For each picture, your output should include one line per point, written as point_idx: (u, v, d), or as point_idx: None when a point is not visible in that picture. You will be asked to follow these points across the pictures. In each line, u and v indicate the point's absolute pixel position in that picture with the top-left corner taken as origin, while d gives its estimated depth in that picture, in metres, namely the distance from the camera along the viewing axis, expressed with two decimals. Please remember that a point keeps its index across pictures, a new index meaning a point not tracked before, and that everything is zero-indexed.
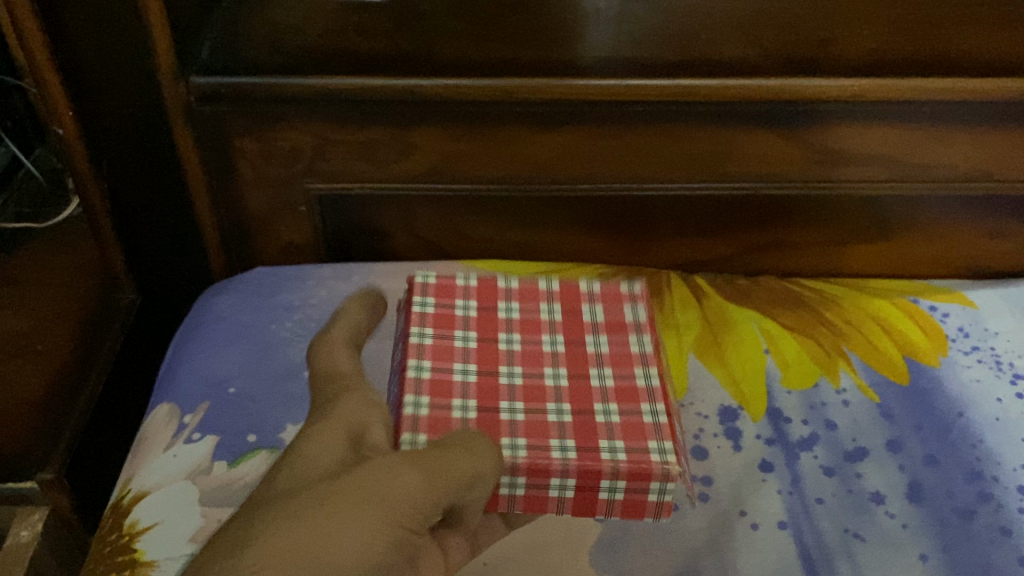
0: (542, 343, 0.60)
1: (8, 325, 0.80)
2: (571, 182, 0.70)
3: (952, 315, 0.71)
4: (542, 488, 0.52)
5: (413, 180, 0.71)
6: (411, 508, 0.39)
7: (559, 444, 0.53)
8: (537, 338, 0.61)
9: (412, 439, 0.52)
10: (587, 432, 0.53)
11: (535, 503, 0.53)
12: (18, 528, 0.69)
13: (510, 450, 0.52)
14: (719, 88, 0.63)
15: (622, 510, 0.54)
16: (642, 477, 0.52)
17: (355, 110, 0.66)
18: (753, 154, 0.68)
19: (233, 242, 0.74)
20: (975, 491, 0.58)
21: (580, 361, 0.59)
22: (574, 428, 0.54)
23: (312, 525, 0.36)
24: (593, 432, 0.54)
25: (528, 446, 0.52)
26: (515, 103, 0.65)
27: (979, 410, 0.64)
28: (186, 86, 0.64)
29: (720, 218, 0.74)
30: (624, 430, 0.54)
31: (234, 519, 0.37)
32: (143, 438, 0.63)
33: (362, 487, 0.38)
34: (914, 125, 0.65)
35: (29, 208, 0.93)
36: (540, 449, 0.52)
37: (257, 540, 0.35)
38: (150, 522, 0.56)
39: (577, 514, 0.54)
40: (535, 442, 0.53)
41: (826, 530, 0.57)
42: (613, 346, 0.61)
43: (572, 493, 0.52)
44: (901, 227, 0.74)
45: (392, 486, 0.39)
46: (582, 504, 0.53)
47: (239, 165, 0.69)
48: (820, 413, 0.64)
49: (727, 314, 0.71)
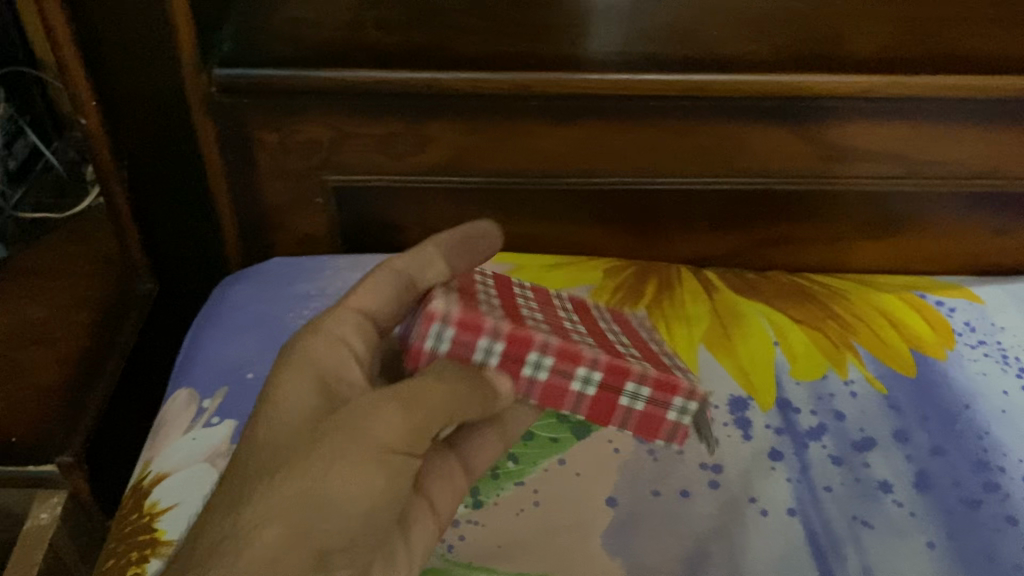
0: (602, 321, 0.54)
1: (26, 312, 0.81)
2: (584, 175, 0.74)
3: (960, 310, 0.74)
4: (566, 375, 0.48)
5: (429, 171, 0.74)
6: (395, 438, 0.42)
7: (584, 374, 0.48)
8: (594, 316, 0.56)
9: (437, 336, 0.46)
10: (602, 407, 0.50)
11: (552, 395, 0.49)
12: (38, 511, 0.73)
13: (533, 366, 0.47)
14: (728, 83, 0.67)
15: (639, 421, 0.51)
16: (667, 388, 0.49)
17: (381, 106, 0.70)
18: (764, 150, 0.72)
19: (250, 232, 0.79)
20: (980, 481, 0.61)
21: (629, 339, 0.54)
22: (592, 403, 0.49)
23: (302, 479, 0.39)
24: (609, 407, 0.50)
25: (553, 367, 0.47)
26: (531, 96, 0.69)
27: (984, 402, 0.66)
28: (209, 79, 0.68)
29: (730, 215, 0.78)
30: (641, 419, 0.51)
31: (229, 484, 0.41)
32: (166, 421, 0.65)
33: (342, 428, 0.41)
34: (928, 121, 0.70)
35: (50, 200, 0.95)
36: (566, 370, 0.48)
37: (255, 500, 0.39)
38: (169, 503, 0.59)
39: (593, 418, 0.50)
40: (562, 368, 0.47)
41: (835, 517, 0.58)
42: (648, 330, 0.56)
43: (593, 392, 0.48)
44: (908, 223, 0.77)
45: (360, 437, 0.41)
46: (599, 408, 0.50)
47: (259, 156, 0.73)
48: (828, 404, 0.66)
49: (737, 308, 0.74)
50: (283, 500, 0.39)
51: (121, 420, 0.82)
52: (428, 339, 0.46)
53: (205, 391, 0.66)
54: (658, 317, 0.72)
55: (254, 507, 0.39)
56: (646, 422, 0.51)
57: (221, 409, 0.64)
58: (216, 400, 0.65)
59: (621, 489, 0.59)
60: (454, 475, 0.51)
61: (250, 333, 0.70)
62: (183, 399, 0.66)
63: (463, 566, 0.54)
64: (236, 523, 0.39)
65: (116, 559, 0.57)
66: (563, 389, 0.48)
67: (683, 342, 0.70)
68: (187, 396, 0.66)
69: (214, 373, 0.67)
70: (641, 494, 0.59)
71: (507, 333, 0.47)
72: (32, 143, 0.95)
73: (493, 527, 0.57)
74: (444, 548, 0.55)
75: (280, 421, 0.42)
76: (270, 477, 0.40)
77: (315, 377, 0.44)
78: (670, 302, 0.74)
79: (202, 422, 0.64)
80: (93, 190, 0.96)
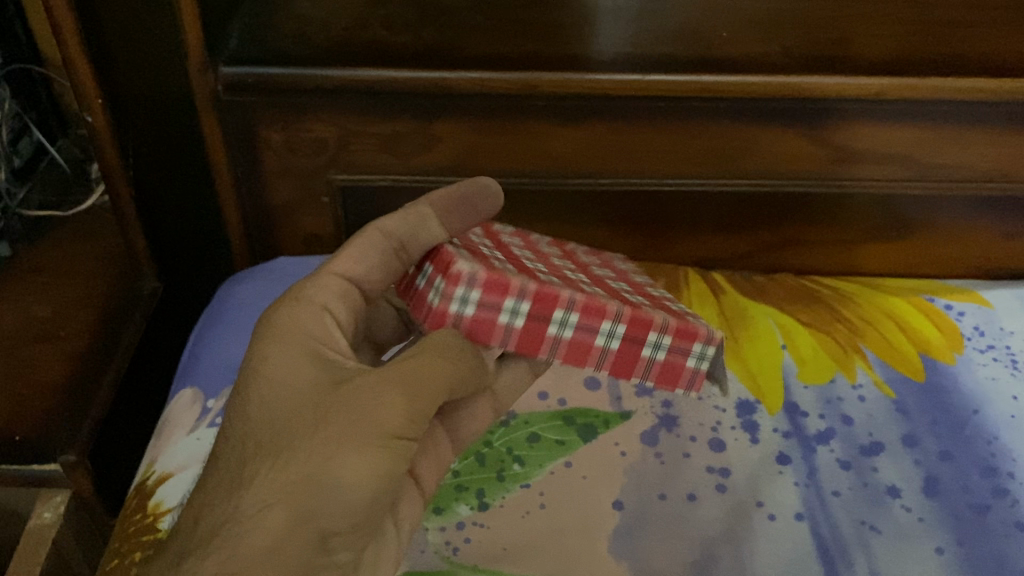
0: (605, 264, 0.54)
1: (31, 309, 0.81)
2: (591, 176, 0.74)
3: (968, 314, 0.74)
4: (592, 330, 0.46)
5: (436, 171, 0.74)
6: (390, 423, 0.42)
7: (608, 329, 0.47)
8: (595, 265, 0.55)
9: (461, 300, 0.45)
10: (619, 360, 0.48)
11: (576, 353, 0.47)
12: (41, 510, 0.73)
13: (559, 325, 0.46)
14: (741, 84, 0.66)
15: (660, 374, 0.49)
16: (688, 335, 0.48)
17: (387, 105, 0.69)
18: (773, 152, 0.72)
19: (256, 230, 0.79)
20: (989, 486, 0.60)
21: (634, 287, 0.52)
22: (616, 359, 0.48)
23: (300, 463, 0.40)
24: (626, 359, 0.48)
25: (580, 324, 0.46)
26: (539, 96, 0.68)
27: (993, 406, 0.66)
28: (216, 77, 0.67)
29: (737, 217, 0.77)
30: (662, 368, 0.49)
31: (234, 459, 0.42)
32: (168, 419, 0.65)
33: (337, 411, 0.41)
34: (940, 123, 0.69)
35: (55, 198, 0.95)
36: (592, 330, 0.46)
37: (255, 482, 0.41)
38: (173, 503, 0.58)
39: (617, 374, 0.48)
40: (590, 324, 0.46)
41: (842, 522, 0.58)
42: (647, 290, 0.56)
43: (619, 344, 0.47)
44: (917, 227, 0.77)
45: (360, 420, 0.41)
46: (622, 363, 0.48)
47: (265, 154, 0.73)
48: (836, 408, 0.65)
49: (745, 311, 0.73)
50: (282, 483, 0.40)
51: (125, 419, 0.82)
52: (453, 301, 0.45)
53: (210, 391, 0.66)
54: None
55: (255, 491, 0.40)
56: (666, 368, 0.49)
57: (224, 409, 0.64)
58: (218, 400, 0.65)
59: (628, 490, 0.59)
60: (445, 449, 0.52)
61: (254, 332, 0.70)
62: (186, 398, 0.66)
63: (467, 569, 0.54)
64: (236, 505, 0.40)
65: (119, 558, 0.57)
66: (589, 346, 0.47)
67: None
68: (191, 396, 0.66)
69: (218, 372, 0.67)
70: (648, 498, 0.59)
71: (534, 292, 0.45)
72: (38, 141, 0.95)
73: (499, 529, 0.56)
74: (449, 550, 0.55)
75: (281, 401, 0.43)
76: (273, 460, 0.41)
77: (311, 358, 0.45)
78: (678, 305, 0.73)
79: (205, 421, 0.64)
80: (98, 188, 0.96)
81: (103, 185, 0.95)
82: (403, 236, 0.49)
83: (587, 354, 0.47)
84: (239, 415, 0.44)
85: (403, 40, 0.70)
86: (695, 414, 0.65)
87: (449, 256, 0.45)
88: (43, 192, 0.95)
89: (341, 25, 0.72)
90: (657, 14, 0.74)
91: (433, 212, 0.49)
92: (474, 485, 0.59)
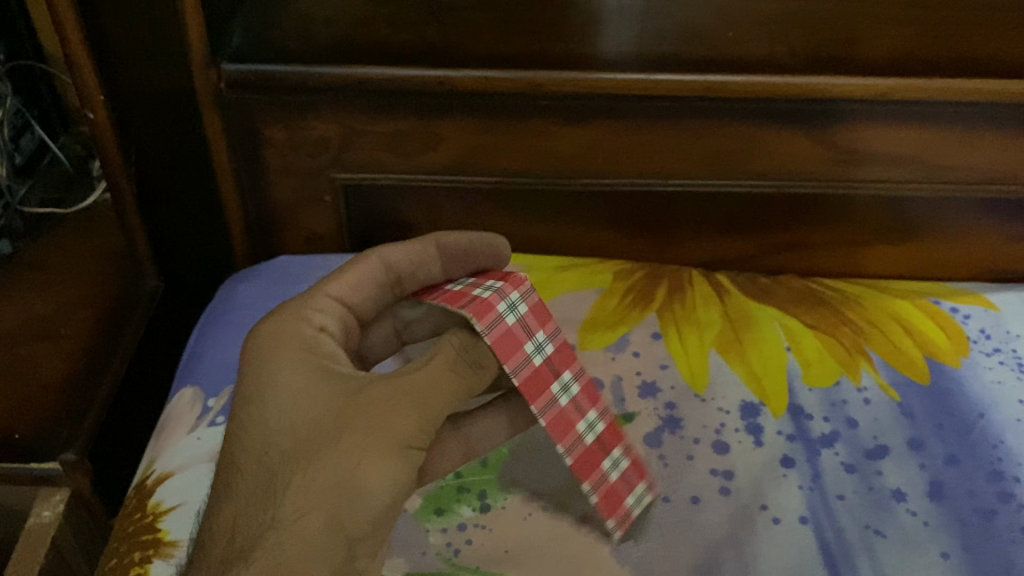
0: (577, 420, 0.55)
1: (32, 307, 0.81)
2: (594, 176, 0.74)
3: (974, 317, 0.73)
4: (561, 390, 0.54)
5: (438, 171, 0.74)
6: (403, 433, 0.44)
7: (563, 387, 0.54)
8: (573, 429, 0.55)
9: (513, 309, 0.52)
10: (564, 431, 0.54)
11: (540, 396, 0.53)
12: (40, 509, 0.72)
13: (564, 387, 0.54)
14: (746, 84, 0.66)
15: (581, 456, 0.55)
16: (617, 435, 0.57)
17: (390, 103, 0.69)
18: (779, 152, 0.71)
19: (258, 229, 0.79)
20: (996, 491, 0.60)
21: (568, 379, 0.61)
22: (555, 417, 0.53)
23: (328, 471, 0.42)
24: (569, 426, 0.55)
25: (571, 396, 0.55)
26: (543, 95, 0.68)
27: (999, 410, 0.65)
28: (218, 74, 0.67)
29: (742, 219, 0.77)
30: (584, 455, 0.55)
31: (248, 469, 0.43)
32: (170, 418, 0.64)
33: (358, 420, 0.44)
34: (947, 124, 0.68)
35: (56, 195, 0.94)
36: (573, 400, 0.55)
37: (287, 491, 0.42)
38: (174, 503, 0.58)
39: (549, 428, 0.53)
40: (581, 397, 0.55)
41: (847, 526, 0.57)
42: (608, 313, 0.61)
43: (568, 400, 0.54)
44: (923, 229, 0.76)
45: (379, 429, 0.44)
46: (558, 422, 0.54)
47: (267, 153, 0.73)
48: (841, 411, 0.65)
49: (749, 312, 0.73)
50: (313, 496, 0.42)
51: (126, 418, 0.81)
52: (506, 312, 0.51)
53: (211, 390, 0.65)
54: (669, 322, 0.71)
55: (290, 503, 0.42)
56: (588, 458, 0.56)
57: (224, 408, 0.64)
58: (220, 399, 0.64)
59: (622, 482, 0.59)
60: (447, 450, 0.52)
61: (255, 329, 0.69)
62: (186, 398, 0.65)
63: (469, 571, 0.54)
64: (268, 521, 0.42)
65: (119, 559, 0.56)
66: (558, 410, 0.54)
67: (694, 349, 0.69)
68: (192, 395, 0.65)
69: (219, 370, 0.67)
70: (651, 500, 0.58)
71: (560, 342, 0.54)
72: (39, 138, 0.95)
73: (501, 531, 0.56)
74: (450, 552, 0.55)
75: (292, 412, 0.44)
76: (301, 471, 0.42)
77: (316, 371, 0.46)
78: (681, 306, 0.73)
79: (207, 420, 0.63)
80: (99, 185, 0.95)
81: (104, 182, 0.95)
82: (405, 272, 0.54)
83: (567, 424, 0.54)
84: (240, 435, 0.45)
85: (406, 38, 0.70)
86: (698, 417, 0.64)
87: (519, 278, 0.54)
88: (43, 189, 0.94)
89: (345, 23, 0.71)
90: (662, 13, 0.73)
91: (438, 254, 0.55)
92: (476, 487, 0.59)
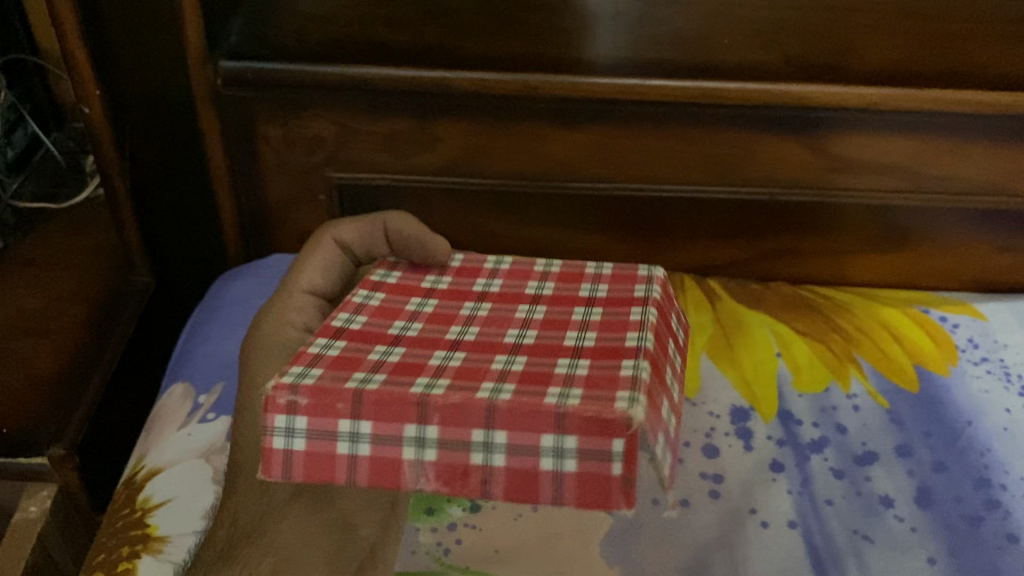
0: (409, 303, 0.57)
1: (22, 302, 0.80)
2: (590, 181, 0.74)
3: (963, 326, 0.74)
4: (400, 301, 0.58)
5: (431, 171, 0.74)
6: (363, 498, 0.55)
7: (366, 294, 0.58)
8: (405, 299, 0.58)
9: (487, 450, 0.48)
10: (396, 418, 0.48)
11: (400, 289, 0.59)
12: (27, 504, 0.72)
13: (344, 321, 0.54)
14: (740, 91, 0.67)
15: (388, 288, 0.59)
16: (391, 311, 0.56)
17: (388, 103, 0.70)
18: (770, 158, 0.72)
19: (251, 229, 0.79)
20: (983, 499, 0.60)
21: (389, 313, 0.56)
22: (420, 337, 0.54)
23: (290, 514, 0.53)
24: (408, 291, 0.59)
25: (366, 320, 0.55)
26: (537, 99, 0.69)
27: (986, 419, 0.66)
28: (215, 71, 0.69)
29: (733, 226, 0.77)
30: (486, 319, 0.56)
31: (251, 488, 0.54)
32: (277, 385, 0.48)
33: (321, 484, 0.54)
34: (936, 133, 0.70)
35: (49, 189, 0.94)
36: (396, 300, 0.58)
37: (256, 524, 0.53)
38: (163, 499, 0.58)
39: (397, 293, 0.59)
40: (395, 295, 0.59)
41: (836, 531, 0.58)
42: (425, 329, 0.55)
43: (378, 299, 0.58)
44: (913, 240, 0.77)
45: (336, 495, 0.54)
46: (399, 291, 0.59)
47: (262, 150, 0.73)
48: (831, 417, 0.65)
49: (741, 319, 0.73)
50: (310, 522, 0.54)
51: (114, 420, 0.81)
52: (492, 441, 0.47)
53: (347, 412, 0.48)
54: None
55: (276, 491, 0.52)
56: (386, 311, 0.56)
57: (511, 462, 0.48)
58: (517, 386, 0.49)
59: None
60: (328, 253, 0.66)
61: (344, 395, 0.47)
62: (295, 430, 0.48)
63: (459, 570, 0.54)
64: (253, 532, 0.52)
65: (106, 554, 0.56)
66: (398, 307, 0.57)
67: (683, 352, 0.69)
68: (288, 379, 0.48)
69: (403, 409, 0.47)
70: (641, 502, 0.59)
71: (390, 287, 0.59)
72: (32, 132, 0.95)
73: (490, 532, 0.56)
74: (440, 551, 0.55)
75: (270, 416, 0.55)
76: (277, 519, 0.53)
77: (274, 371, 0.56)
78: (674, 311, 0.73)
79: (408, 457, 0.48)
80: (91, 181, 0.95)
81: (97, 179, 0.95)
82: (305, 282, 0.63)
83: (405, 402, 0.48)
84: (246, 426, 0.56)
85: None
86: (688, 420, 0.64)
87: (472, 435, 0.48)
88: (36, 183, 0.94)
89: None
90: None
91: (332, 244, 0.67)
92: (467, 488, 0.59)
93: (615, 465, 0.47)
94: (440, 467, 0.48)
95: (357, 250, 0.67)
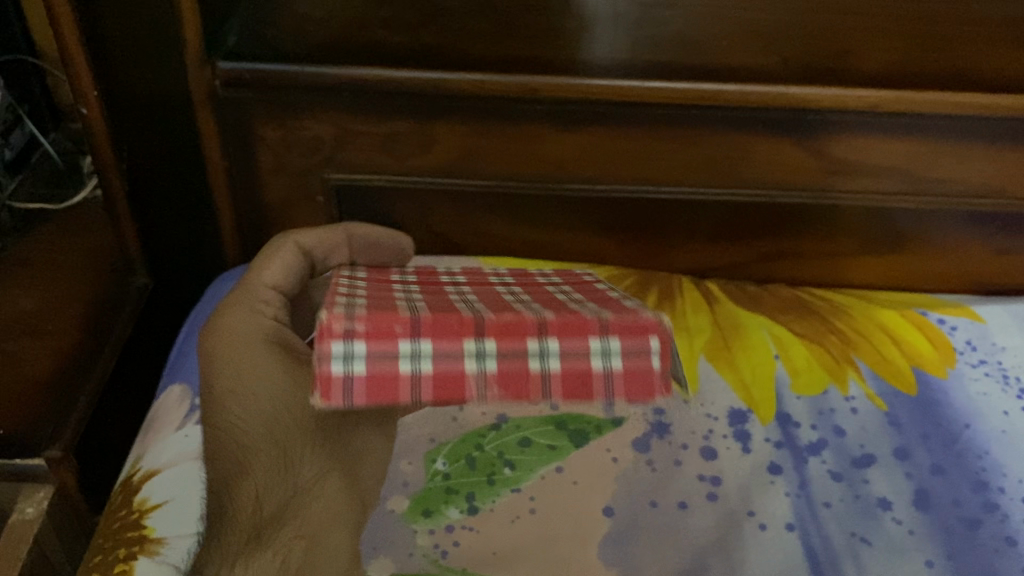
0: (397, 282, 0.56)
1: (19, 303, 0.80)
2: (588, 182, 0.74)
3: (961, 329, 0.74)
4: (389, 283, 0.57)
5: (430, 171, 0.74)
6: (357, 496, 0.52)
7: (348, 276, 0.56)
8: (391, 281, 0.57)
9: (480, 358, 0.47)
10: (453, 336, 0.47)
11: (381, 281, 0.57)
12: (23, 506, 0.71)
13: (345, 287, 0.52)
14: (741, 94, 0.67)
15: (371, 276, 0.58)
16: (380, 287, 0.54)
17: (385, 105, 0.69)
18: (769, 161, 0.72)
19: (249, 230, 0.79)
20: (980, 501, 0.60)
21: (381, 288, 0.54)
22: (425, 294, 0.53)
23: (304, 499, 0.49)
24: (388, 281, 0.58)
25: (363, 288, 0.53)
26: (537, 101, 0.68)
27: (984, 422, 0.66)
28: (213, 71, 0.67)
29: (731, 228, 0.77)
30: (489, 301, 0.53)
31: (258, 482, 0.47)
32: (332, 317, 0.46)
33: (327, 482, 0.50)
34: (937, 137, 0.69)
35: (47, 190, 0.94)
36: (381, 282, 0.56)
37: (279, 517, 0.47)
38: (160, 501, 0.58)
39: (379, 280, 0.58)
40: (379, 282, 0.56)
41: (834, 534, 0.57)
42: (430, 300, 0.51)
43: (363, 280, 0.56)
44: (911, 242, 0.77)
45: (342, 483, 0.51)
46: (379, 279, 0.58)
47: (261, 152, 0.73)
48: (829, 419, 0.65)
49: (739, 320, 0.73)
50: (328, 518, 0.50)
51: (111, 420, 0.81)
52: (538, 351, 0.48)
53: (406, 335, 0.46)
54: None
55: (310, 469, 0.49)
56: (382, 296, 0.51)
57: (565, 365, 0.48)
58: (499, 343, 0.47)
59: None
60: (285, 253, 0.57)
61: (403, 319, 0.46)
62: (354, 354, 0.45)
63: (456, 572, 0.54)
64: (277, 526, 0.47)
65: (102, 555, 0.56)
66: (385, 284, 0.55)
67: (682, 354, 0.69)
68: (336, 363, 0.45)
69: (463, 330, 0.47)
70: (639, 504, 0.59)
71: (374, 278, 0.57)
72: (30, 133, 0.95)
73: (488, 533, 0.56)
74: (437, 553, 0.55)
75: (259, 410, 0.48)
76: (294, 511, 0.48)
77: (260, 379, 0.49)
78: (672, 313, 0.74)
79: (471, 369, 0.47)
80: (90, 182, 0.95)
81: (95, 180, 0.94)
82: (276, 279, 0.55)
83: (444, 329, 0.47)
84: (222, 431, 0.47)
85: (402, 41, 0.71)
86: (686, 422, 0.64)
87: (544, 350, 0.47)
88: (35, 185, 0.94)
89: (341, 25, 0.72)
90: (657, 22, 0.74)
91: (292, 246, 0.57)
92: (465, 489, 0.59)
93: (615, 362, 0.49)
94: (563, 373, 0.48)
95: (318, 257, 0.59)
